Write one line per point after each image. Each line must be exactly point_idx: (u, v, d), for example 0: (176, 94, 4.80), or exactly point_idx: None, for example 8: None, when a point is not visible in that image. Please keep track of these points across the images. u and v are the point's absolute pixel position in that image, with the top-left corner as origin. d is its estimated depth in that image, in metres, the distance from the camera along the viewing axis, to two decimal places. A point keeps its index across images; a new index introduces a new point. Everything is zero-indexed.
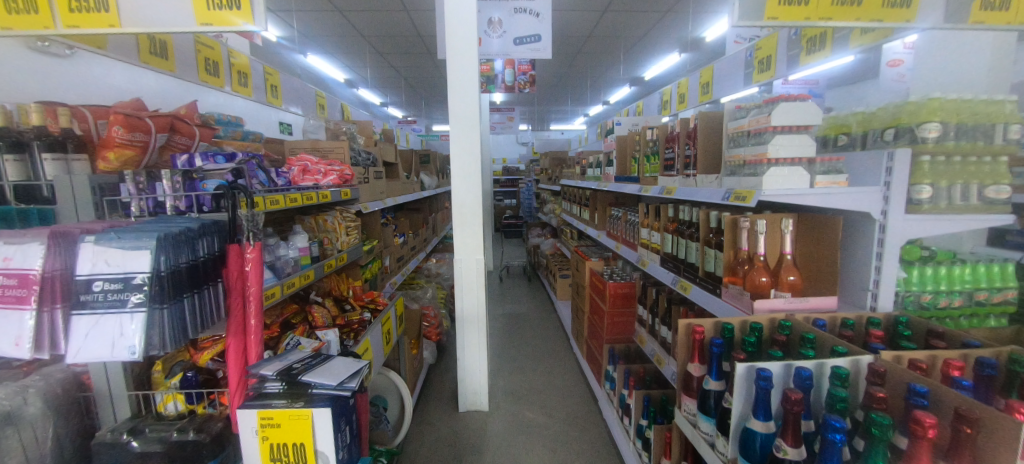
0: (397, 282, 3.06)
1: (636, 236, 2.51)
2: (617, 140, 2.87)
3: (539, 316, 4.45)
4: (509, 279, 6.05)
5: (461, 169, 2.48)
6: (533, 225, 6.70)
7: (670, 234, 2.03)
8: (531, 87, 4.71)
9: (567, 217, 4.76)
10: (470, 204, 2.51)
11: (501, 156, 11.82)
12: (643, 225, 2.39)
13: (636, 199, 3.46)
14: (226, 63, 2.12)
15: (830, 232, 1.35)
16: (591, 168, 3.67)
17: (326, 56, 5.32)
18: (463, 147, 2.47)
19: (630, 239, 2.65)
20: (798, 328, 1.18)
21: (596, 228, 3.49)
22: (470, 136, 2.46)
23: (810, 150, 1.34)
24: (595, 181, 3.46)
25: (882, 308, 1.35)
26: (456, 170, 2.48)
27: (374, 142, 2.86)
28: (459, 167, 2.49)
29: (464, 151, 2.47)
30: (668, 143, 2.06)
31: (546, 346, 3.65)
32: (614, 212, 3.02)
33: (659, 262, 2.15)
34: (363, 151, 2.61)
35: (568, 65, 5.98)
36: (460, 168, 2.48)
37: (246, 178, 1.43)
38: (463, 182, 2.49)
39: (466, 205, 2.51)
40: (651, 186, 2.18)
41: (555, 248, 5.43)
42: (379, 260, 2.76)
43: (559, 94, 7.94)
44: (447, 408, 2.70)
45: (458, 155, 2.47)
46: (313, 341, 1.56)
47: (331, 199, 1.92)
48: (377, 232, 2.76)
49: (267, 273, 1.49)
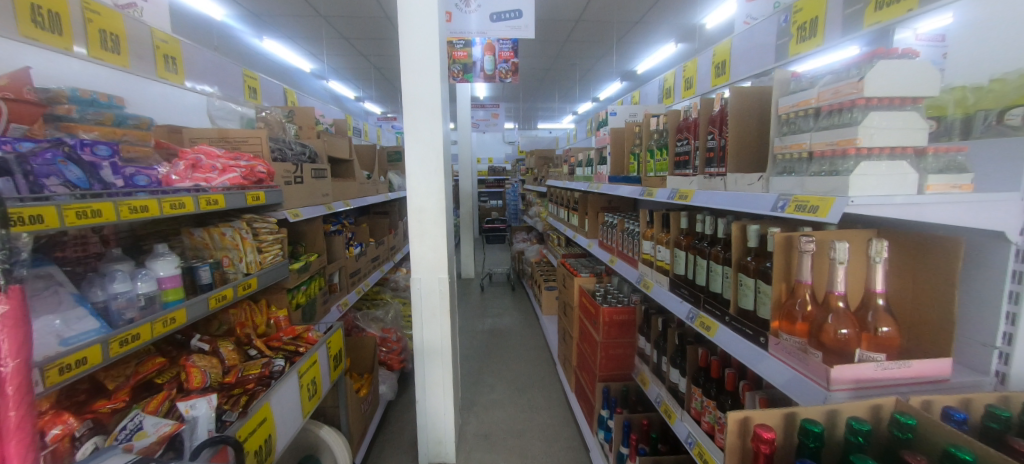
0: (347, 303, 2.55)
1: (636, 250, 2.04)
2: (611, 133, 2.40)
3: (522, 332, 3.95)
4: (491, 288, 5.55)
5: (419, 166, 1.96)
6: (518, 228, 6.20)
7: (683, 251, 1.57)
8: (514, 77, 4.21)
9: (554, 222, 4.29)
10: (430, 211, 1.98)
11: (486, 156, 11.35)
12: (645, 237, 1.92)
13: (632, 203, 3.01)
14: (78, 17, 1.40)
15: (943, 262, 0.89)
16: (580, 167, 3.20)
17: (285, 40, 4.74)
18: (419, 138, 1.95)
19: (627, 252, 2.19)
20: (930, 436, 0.72)
21: (586, 236, 3.02)
22: (430, 125, 1.94)
23: (917, 135, 0.87)
24: (585, 182, 2.98)
25: (1017, 376, 0.90)
26: (413, 167, 1.96)
27: (316, 133, 2.33)
28: (416, 164, 1.96)
29: (422, 144, 1.95)
30: (681, 133, 1.59)
31: (528, 372, 3.17)
32: (608, 219, 2.56)
33: (667, 286, 1.68)
34: (296, 143, 2.08)
35: (555, 55, 5.50)
36: (416, 166, 1.96)
37: (21, 179, 0.88)
38: (420, 183, 1.97)
39: (423, 212, 1.98)
40: (657, 190, 1.71)
41: (541, 255, 4.94)
42: (322, 279, 2.24)
43: (546, 90, 7.48)
44: (405, 461, 2.20)
45: (414, 149, 1.95)
46: (168, 422, 1.05)
47: (224, 205, 1.38)
48: (319, 244, 2.25)
49: (89, 322, 0.96)
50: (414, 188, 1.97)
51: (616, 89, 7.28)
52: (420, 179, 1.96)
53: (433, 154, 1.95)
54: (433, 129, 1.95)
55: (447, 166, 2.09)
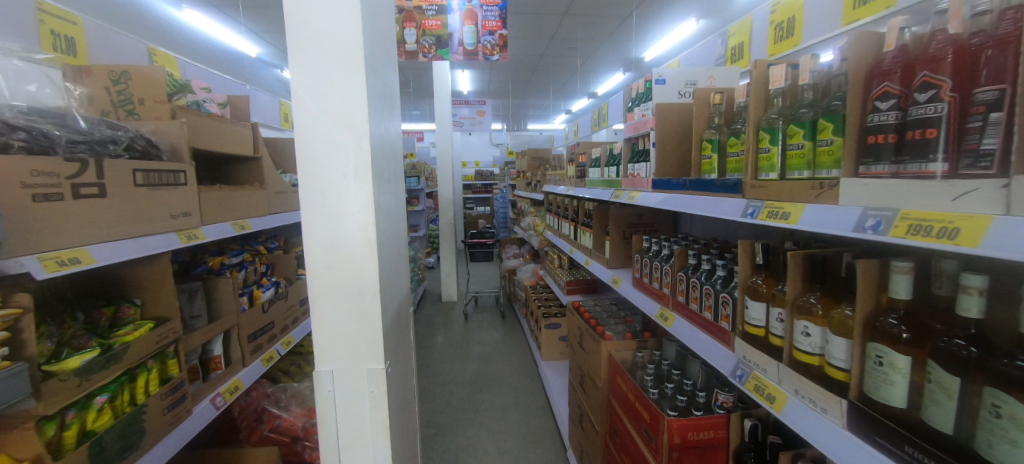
0: (236, 391, 1.56)
1: (723, 312, 1.13)
2: (657, 110, 1.49)
3: (516, 383, 3.01)
4: (477, 314, 4.59)
5: (313, 164, 1.00)
6: (509, 240, 5.25)
7: (901, 356, 0.67)
8: (502, 54, 3.23)
9: (555, 237, 3.36)
10: (340, 250, 1.03)
11: (473, 158, 10.40)
12: (749, 296, 1.02)
13: (672, 218, 2.11)
14: None
15: None
16: (595, 166, 2.29)
17: (210, 8, 3.72)
18: (312, 108, 1.00)
19: (695, 310, 1.27)
20: None
21: (606, 265, 2.09)
22: (335, 81, 0.99)
23: None
24: (605, 187, 2.06)
25: None
26: (301, 165, 1.01)
27: (168, 110, 1.37)
28: (302, 160, 1.00)
29: (318, 120, 1.00)
30: (891, 81, 0.69)
31: (526, 457, 2.23)
32: (651, 246, 1.65)
33: (835, 417, 0.76)
34: (102, 124, 1.14)
35: (550, 36, 4.60)
36: (305, 163, 1.00)
37: None
38: (316, 194, 1.01)
39: (323, 252, 1.03)
40: (802, 210, 0.82)
41: (536, 277, 3.99)
42: (173, 364, 1.29)
43: (538, 83, 6.60)
44: None
45: (301, 128, 1.00)
46: None
47: None
48: (167, 303, 1.29)
49: None
50: (305, 204, 1.01)
51: (617, 81, 6.44)
52: (313, 189, 1.01)
53: (342, 140, 1.00)
54: (339, 89, 0.99)
55: (381, 164, 1.16)
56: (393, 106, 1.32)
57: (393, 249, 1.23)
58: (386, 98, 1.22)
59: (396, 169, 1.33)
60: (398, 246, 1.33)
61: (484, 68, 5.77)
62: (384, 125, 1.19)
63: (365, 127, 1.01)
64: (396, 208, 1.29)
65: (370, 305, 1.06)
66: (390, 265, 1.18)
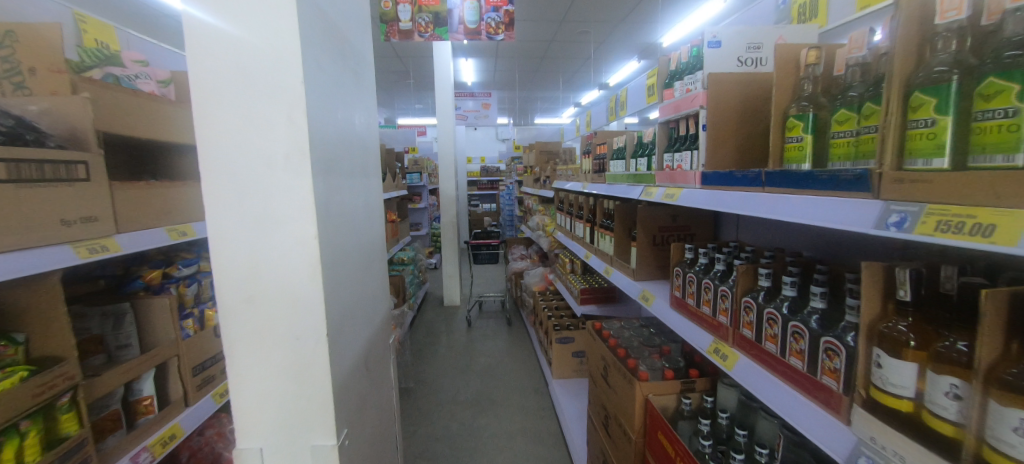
0: (173, 439, 1.24)
1: (829, 363, 0.78)
2: (711, 80, 1.14)
3: (524, 404, 2.66)
4: (481, 320, 4.24)
5: (224, 148, 0.67)
6: (515, 240, 4.91)
7: None
8: (508, 32, 2.88)
9: (566, 239, 3.01)
10: (267, 276, 0.70)
11: (478, 155, 10.03)
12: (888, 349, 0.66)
13: (713, 219, 1.75)
14: None
15: None
16: (617, 158, 1.93)
17: None
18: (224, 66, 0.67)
19: (774, 351, 0.92)
20: None
21: (633, 276, 1.74)
22: (255, 21, 0.65)
23: None
24: (630, 183, 1.71)
25: None
26: (207, 149, 0.67)
27: (66, 82, 1.03)
28: (208, 142, 0.67)
29: (229, 81, 0.66)
30: None
31: None
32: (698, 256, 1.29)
33: None
34: None
35: (561, 19, 4.23)
36: (211, 148, 0.67)
37: None
38: (228, 194, 0.68)
39: (242, 278, 0.70)
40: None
41: (545, 281, 3.64)
42: (71, 418, 0.96)
43: (547, 73, 6.21)
44: None
45: (204, 95, 0.66)
46: None
47: None
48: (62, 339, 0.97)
49: None
50: (213, 209, 0.68)
51: (630, 71, 6.05)
52: (226, 186, 0.67)
53: (268, 113, 0.67)
54: (258, 36, 0.65)
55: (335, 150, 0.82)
56: (359, 75, 0.98)
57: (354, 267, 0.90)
58: (345, 60, 0.88)
59: (363, 159, 0.99)
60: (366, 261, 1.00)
61: (489, 57, 5.40)
62: (341, 97, 0.85)
63: (301, 94, 0.67)
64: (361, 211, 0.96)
65: (313, 354, 0.72)
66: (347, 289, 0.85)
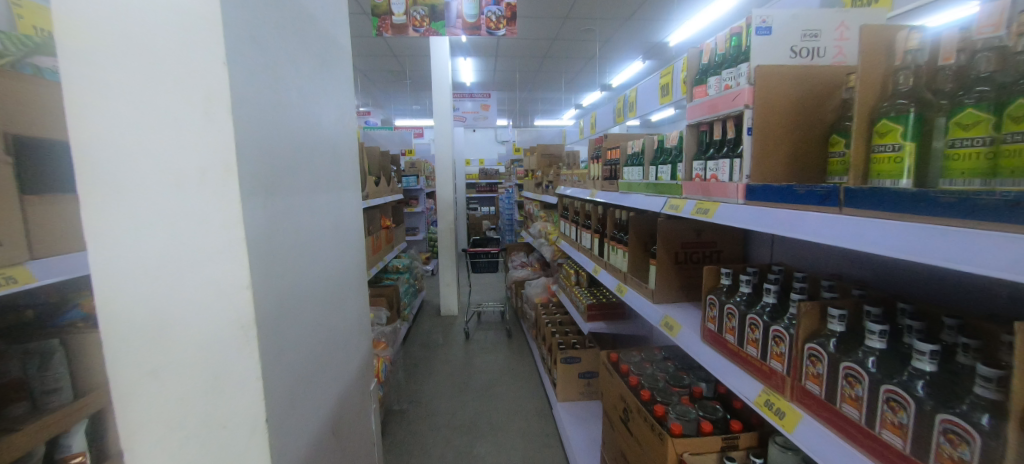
0: None
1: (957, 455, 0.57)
2: (759, 74, 0.95)
3: (526, 430, 2.45)
4: (480, 332, 4.03)
5: (112, 164, 0.46)
6: (515, 247, 4.70)
7: None
8: (509, 27, 2.68)
9: (570, 249, 2.81)
10: (176, 339, 0.49)
11: (477, 157, 9.84)
12: None
13: (742, 236, 1.55)
14: None
15: None
16: (631, 164, 1.73)
17: None
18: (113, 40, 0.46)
19: (860, 419, 0.71)
20: None
21: (652, 298, 1.53)
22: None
23: None
24: (649, 192, 1.51)
25: None
26: (86, 167, 0.46)
27: None
28: (88, 149, 0.47)
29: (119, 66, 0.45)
30: None
31: None
32: (742, 284, 1.08)
33: None
34: None
35: (564, 16, 4.04)
36: (91, 162, 0.47)
37: None
38: (117, 226, 0.47)
39: (138, 339, 0.49)
40: None
41: (547, 291, 3.43)
42: None
43: (548, 73, 6.02)
44: None
45: (81, 87, 0.46)
46: None
47: None
48: None
49: None
50: (92, 246, 0.47)
51: (634, 72, 5.86)
52: (116, 212, 0.47)
53: (174, 110, 0.47)
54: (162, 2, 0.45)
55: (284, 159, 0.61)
56: (326, 65, 0.77)
57: (307, 310, 0.69)
58: (304, 43, 0.68)
59: (332, 173, 0.79)
60: (329, 300, 0.79)
61: (489, 56, 5.21)
62: (294, 90, 0.64)
63: (224, 82, 0.46)
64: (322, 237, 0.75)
65: (242, 450, 0.51)
66: (295, 345, 0.64)
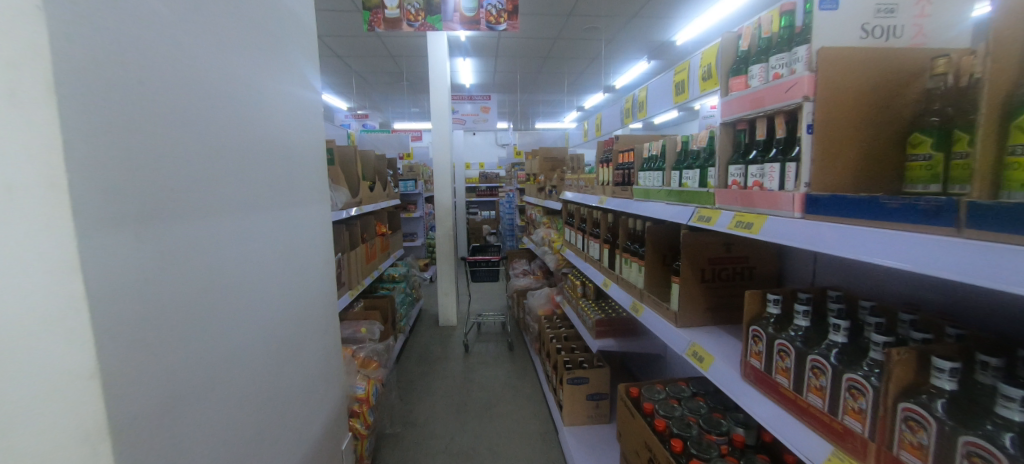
0: None
1: None
2: (824, 56, 0.76)
3: (530, 456, 2.25)
4: (480, 344, 3.83)
5: None
6: (517, 253, 4.51)
7: None
8: (510, 23, 2.62)
9: (575, 259, 2.62)
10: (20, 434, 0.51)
11: (477, 161, 9.65)
12: None
13: (777, 251, 1.36)
14: None
15: None
16: (648, 168, 1.54)
17: None
18: None
19: None
20: None
21: (676, 322, 1.34)
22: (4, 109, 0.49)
23: None
24: (673, 200, 1.32)
25: None
26: None
27: None
28: None
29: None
30: None
31: None
32: (798, 315, 0.88)
33: None
34: None
35: (567, 13, 3.85)
36: None
37: None
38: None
39: None
40: None
41: (551, 302, 3.24)
42: None
43: (550, 74, 5.84)
44: None
45: None
46: None
47: None
48: None
49: None
50: None
51: (639, 72, 5.67)
52: None
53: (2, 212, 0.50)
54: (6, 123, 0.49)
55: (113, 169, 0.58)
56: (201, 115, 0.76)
57: (176, 369, 0.69)
58: (170, 115, 0.70)
59: (213, 227, 0.78)
60: (215, 347, 0.77)
61: (489, 56, 5.03)
62: (150, 146, 0.65)
63: (66, 198, 0.52)
64: (196, 286, 0.74)
65: None
66: (157, 407, 0.65)
